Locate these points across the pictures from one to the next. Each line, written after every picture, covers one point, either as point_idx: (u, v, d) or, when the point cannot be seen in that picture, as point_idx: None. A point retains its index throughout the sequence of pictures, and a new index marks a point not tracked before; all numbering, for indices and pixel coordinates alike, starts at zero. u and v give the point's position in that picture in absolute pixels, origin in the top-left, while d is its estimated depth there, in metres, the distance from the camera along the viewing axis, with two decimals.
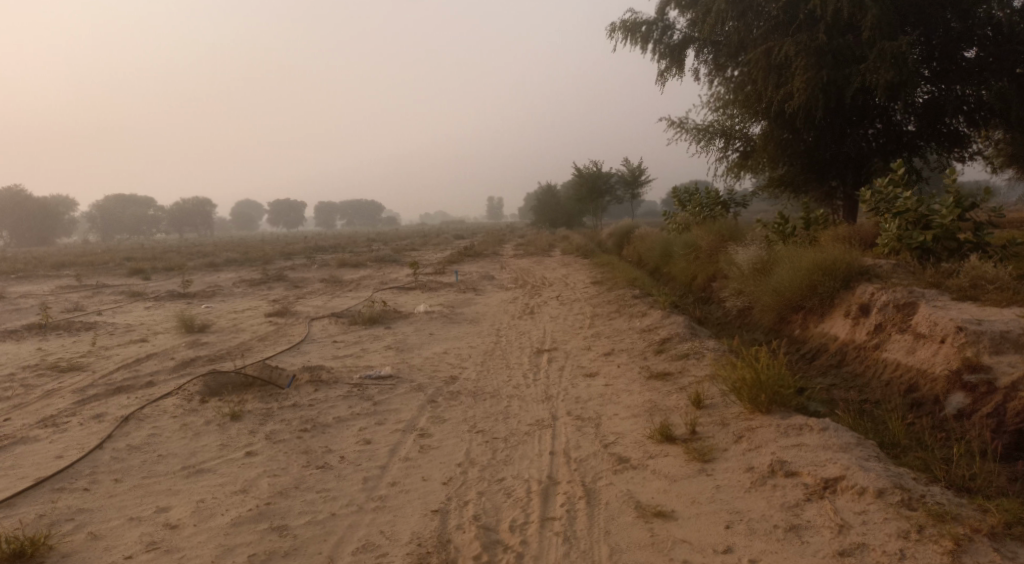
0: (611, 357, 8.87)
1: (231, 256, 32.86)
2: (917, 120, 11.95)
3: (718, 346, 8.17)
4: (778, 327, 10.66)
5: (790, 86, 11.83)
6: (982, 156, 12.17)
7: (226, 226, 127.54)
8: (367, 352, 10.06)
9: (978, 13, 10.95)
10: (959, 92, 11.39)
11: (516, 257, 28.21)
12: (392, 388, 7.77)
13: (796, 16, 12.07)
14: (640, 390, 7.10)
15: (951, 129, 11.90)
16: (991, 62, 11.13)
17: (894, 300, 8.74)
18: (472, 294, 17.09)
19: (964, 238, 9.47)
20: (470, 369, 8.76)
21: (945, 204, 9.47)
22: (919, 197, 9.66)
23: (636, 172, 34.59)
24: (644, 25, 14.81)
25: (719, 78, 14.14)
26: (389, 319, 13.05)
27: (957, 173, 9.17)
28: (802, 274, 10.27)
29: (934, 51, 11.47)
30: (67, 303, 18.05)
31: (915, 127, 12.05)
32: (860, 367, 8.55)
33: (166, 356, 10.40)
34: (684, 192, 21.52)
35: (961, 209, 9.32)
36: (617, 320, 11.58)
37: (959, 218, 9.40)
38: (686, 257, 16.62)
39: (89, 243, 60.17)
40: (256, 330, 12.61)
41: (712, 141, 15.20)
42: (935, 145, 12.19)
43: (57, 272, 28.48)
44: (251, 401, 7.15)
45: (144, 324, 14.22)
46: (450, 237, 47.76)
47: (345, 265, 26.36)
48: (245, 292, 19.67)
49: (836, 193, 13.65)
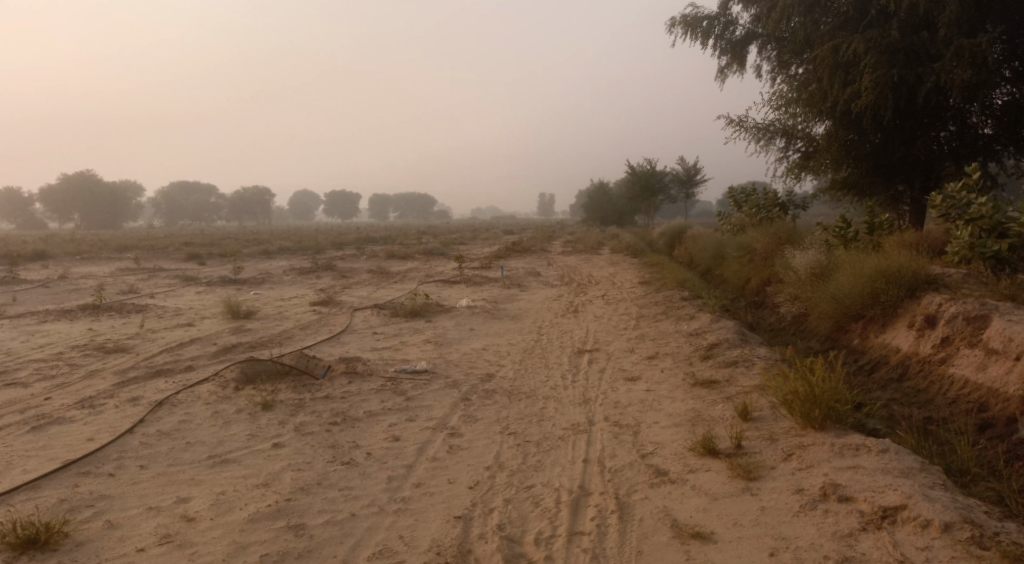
0: (655, 361, 8.51)
1: (284, 244, 33.38)
2: (994, 123, 11.21)
3: (769, 354, 7.75)
4: (835, 336, 10.13)
5: (857, 85, 11.21)
6: None
7: (283, 215, 130.45)
8: (405, 345, 9.92)
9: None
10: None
11: (564, 254, 27.88)
12: (426, 383, 7.59)
13: (867, 12, 11.43)
14: (684, 398, 6.75)
15: None
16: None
17: (963, 312, 8.18)
18: (517, 290, 16.86)
19: None
20: (508, 367, 8.52)
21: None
22: (996, 204, 9.01)
23: (691, 171, 33.87)
24: (705, 20, 14.29)
25: (782, 75, 13.52)
26: (431, 313, 12.91)
27: None
28: (863, 281, 9.72)
29: (1016, 50, 10.73)
30: (123, 285, 18.54)
31: (991, 131, 11.31)
32: (922, 382, 8.03)
33: (210, 341, 10.47)
34: (741, 193, 20.84)
35: None
36: (664, 322, 11.20)
37: None
38: (739, 259, 16.06)
39: (153, 228, 62.15)
40: (299, 319, 12.63)
41: (772, 141, 14.60)
42: (1014, 150, 11.39)
43: (119, 255, 29.42)
44: (284, 391, 7.05)
45: (193, 308, 14.43)
46: (498, 233, 47.66)
47: (393, 257, 26.46)
48: (293, 280, 19.87)
49: (903, 198, 12.93)
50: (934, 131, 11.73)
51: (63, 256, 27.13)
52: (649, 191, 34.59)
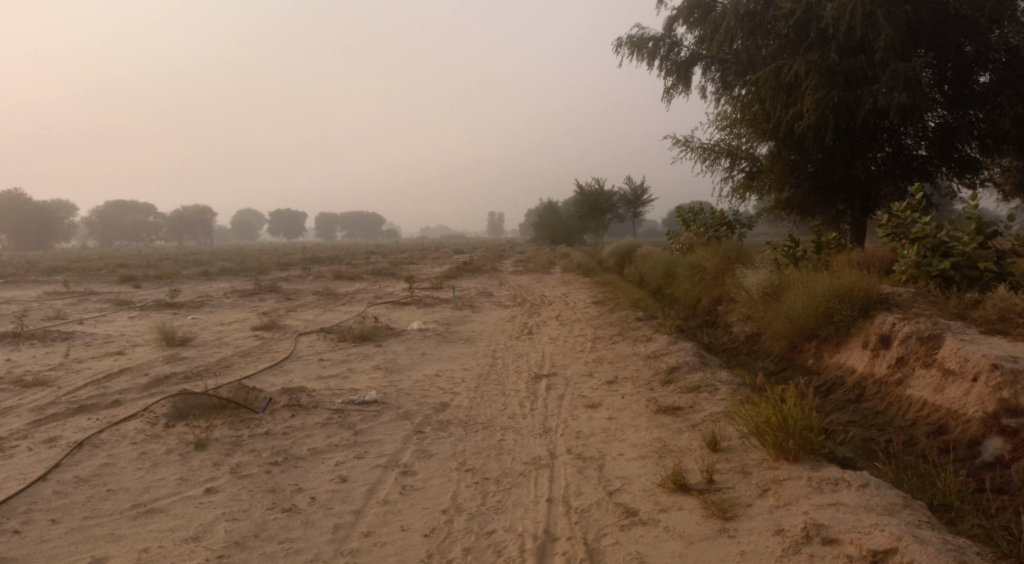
0: (615, 386, 8.23)
1: (225, 265, 32.22)
2: (928, 145, 11.42)
3: (731, 378, 7.55)
4: (789, 356, 10.04)
5: (799, 106, 11.26)
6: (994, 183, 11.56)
7: (226, 235, 127.23)
8: (353, 373, 9.42)
9: (992, 37, 10.41)
10: (975, 117, 10.82)
11: (515, 273, 27.62)
12: (376, 415, 7.13)
13: (807, 35, 11.52)
14: (648, 426, 6.46)
15: (962, 154, 11.30)
16: (1009, 87, 10.52)
17: (917, 332, 8.15)
18: (469, 311, 16.47)
19: (986, 268, 8.82)
20: (462, 396, 8.11)
21: (966, 230, 8.94)
22: (938, 223, 9.07)
23: (638, 191, 34.11)
24: (651, 41, 14.30)
25: (726, 96, 13.53)
26: (380, 337, 12.41)
27: (979, 197, 8.64)
28: (816, 301, 9.65)
29: (946, 75, 10.91)
30: (49, 311, 17.42)
31: (926, 152, 11.56)
32: (880, 404, 7.97)
33: (141, 372, 9.76)
34: (688, 211, 20.96)
35: (983, 236, 8.80)
36: (620, 344, 10.97)
37: (981, 246, 8.86)
38: (690, 278, 16.02)
39: (88, 250, 59.59)
40: (240, 345, 11.97)
41: (717, 161, 14.60)
42: (947, 170, 11.64)
43: (48, 277, 27.90)
44: (220, 428, 6.50)
45: (124, 335, 13.57)
46: (448, 253, 47.24)
47: (340, 278, 25.74)
48: (235, 303, 19.04)
49: (844, 217, 13.10)
50: (872, 152, 11.87)
51: None
52: (598, 211, 34.71)
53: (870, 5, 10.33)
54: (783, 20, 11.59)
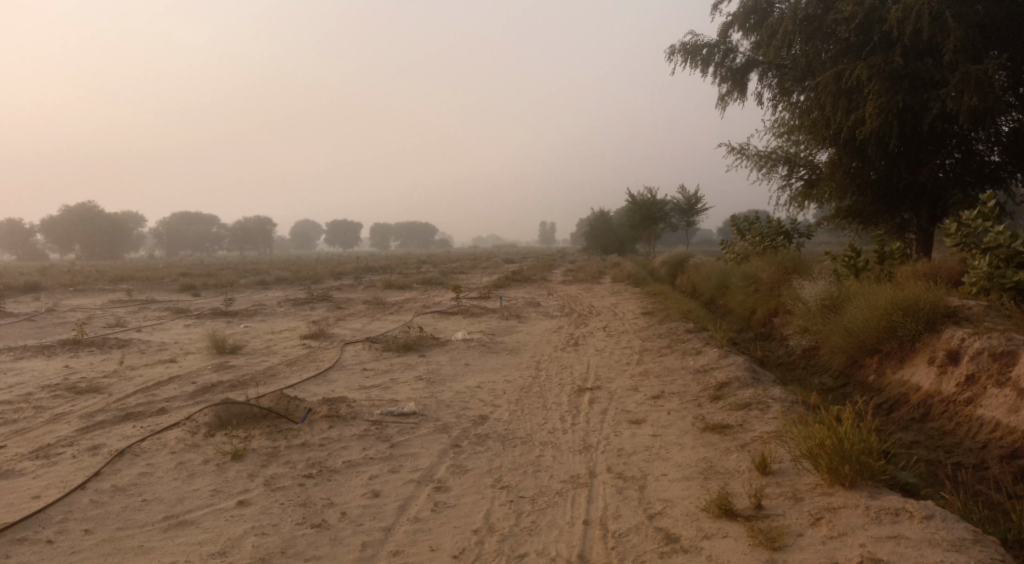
0: (661, 402, 7.92)
1: (280, 274, 32.89)
2: (1001, 150, 10.74)
3: (784, 396, 7.17)
4: (849, 372, 9.54)
5: (860, 112, 10.78)
6: None
7: (284, 244, 130.50)
8: (395, 383, 9.36)
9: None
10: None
11: (564, 283, 27.38)
12: (413, 427, 7.01)
13: (870, 38, 11.01)
14: (694, 445, 6.17)
15: None
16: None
17: (989, 348, 7.64)
18: (515, 321, 16.32)
19: None
20: (502, 409, 7.93)
21: None
22: (1012, 232, 8.51)
23: (692, 200, 33.45)
24: (705, 48, 13.94)
25: (783, 103, 13.04)
26: (425, 347, 12.34)
27: None
28: (879, 314, 9.14)
29: (1021, 77, 10.23)
30: (111, 318, 17.99)
31: (999, 157, 10.85)
32: (948, 424, 7.50)
33: (189, 380, 9.89)
34: (743, 220, 20.37)
35: None
36: (668, 357, 10.64)
37: None
38: (744, 289, 15.52)
39: (156, 259, 61.82)
40: (287, 354, 12.06)
41: (774, 169, 14.11)
42: (1021, 177, 10.95)
43: (113, 286, 28.96)
44: (257, 438, 6.48)
45: (178, 342, 13.86)
46: (499, 263, 47.27)
47: (391, 287, 25.92)
48: (287, 312, 19.31)
49: (909, 226, 12.46)
50: (939, 159, 11.28)
51: (54, 287, 26.65)
52: (651, 220, 34.19)
53: (937, 5, 9.81)
54: (843, 24, 11.13)
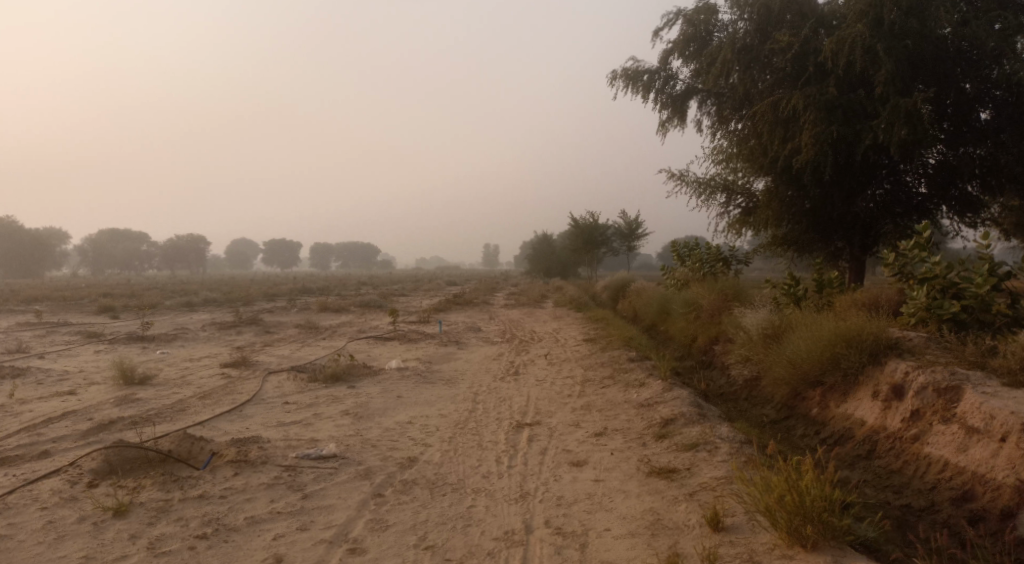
0: (603, 440, 7.42)
1: (210, 295, 31.37)
2: (928, 182, 10.75)
3: (732, 435, 6.75)
4: (792, 404, 9.22)
5: (796, 141, 10.65)
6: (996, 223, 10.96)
7: (219, 263, 126.73)
8: (318, 419, 8.59)
9: (992, 74, 9.87)
10: (976, 154, 10.20)
11: (506, 307, 26.85)
12: (332, 473, 6.29)
13: (805, 69, 10.93)
14: (639, 493, 5.67)
15: (961, 192, 10.72)
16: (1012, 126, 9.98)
17: (933, 383, 7.42)
18: (453, 348, 15.67)
19: (1001, 312, 8.10)
20: (433, 449, 7.28)
21: (978, 271, 8.16)
22: (948, 262, 8.35)
23: (632, 225, 33.40)
24: (646, 74, 13.76)
25: (722, 131, 12.89)
26: (355, 377, 11.56)
27: (991, 235, 7.91)
28: (822, 345, 8.87)
29: (944, 111, 10.20)
30: (12, 343, 16.49)
31: (926, 190, 10.91)
32: (895, 462, 7.23)
33: (84, 416, 8.87)
34: (683, 245, 20.23)
35: (997, 278, 8.00)
36: (611, 388, 10.17)
37: (994, 288, 8.09)
38: (684, 315, 15.28)
39: (81, 278, 58.72)
40: (203, 385, 11.09)
41: (712, 196, 13.89)
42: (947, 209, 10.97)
43: (24, 307, 26.93)
44: (148, 490, 5.67)
45: (83, 371, 12.66)
46: (440, 285, 46.51)
47: (326, 310, 24.85)
48: (211, 337, 18.16)
49: (842, 255, 12.40)
50: (871, 189, 11.23)
51: None
52: (593, 244, 34.12)
53: (870, 39, 9.78)
54: (780, 54, 11.02)
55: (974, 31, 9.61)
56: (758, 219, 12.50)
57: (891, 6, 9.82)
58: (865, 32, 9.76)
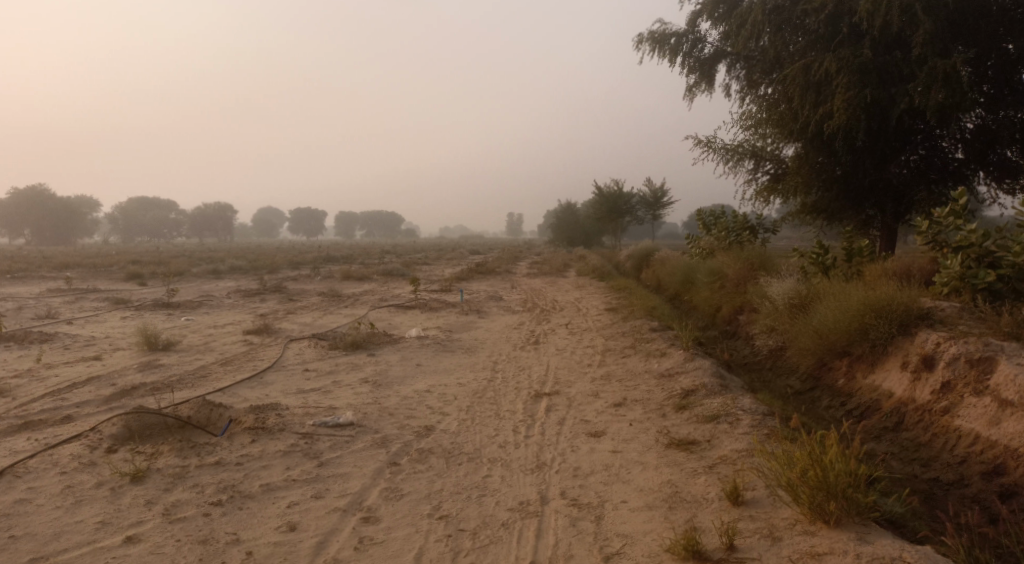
0: (623, 411, 7.31)
1: (236, 263, 31.57)
2: (965, 148, 10.33)
3: (755, 407, 6.60)
4: (817, 374, 9.02)
5: (828, 106, 10.27)
6: None
7: (245, 232, 128.07)
8: (336, 387, 8.58)
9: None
10: (1017, 118, 9.75)
11: (528, 276, 26.74)
12: (348, 441, 6.27)
13: (839, 31, 10.49)
14: (658, 465, 5.57)
15: (1000, 158, 10.24)
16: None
17: (965, 354, 7.17)
18: (475, 317, 15.61)
19: None
20: (450, 418, 7.23)
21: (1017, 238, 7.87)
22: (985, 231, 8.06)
23: (657, 194, 32.91)
24: (673, 37, 13.35)
25: (751, 95, 12.49)
26: (375, 346, 11.55)
27: None
28: (850, 316, 8.61)
29: (986, 74, 9.80)
30: (42, 309, 16.77)
31: (963, 155, 10.48)
32: (923, 435, 7.05)
33: (108, 381, 8.96)
34: (709, 214, 19.85)
35: None
36: (632, 358, 10.04)
37: None
38: (709, 285, 15.03)
39: (112, 246, 59.65)
40: (225, 352, 11.16)
41: (740, 163, 13.53)
42: (984, 175, 10.56)
43: (55, 273, 27.35)
44: (165, 456, 5.70)
45: (108, 337, 12.81)
46: (463, 254, 46.48)
47: (349, 278, 24.93)
48: (235, 304, 18.31)
49: (873, 223, 12.02)
50: (904, 155, 10.82)
51: None
52: (617, 213, 33.76)
53: None
54: (813, 16, 10.59)
55: None
56: (787, 186, 12.14)
57: None
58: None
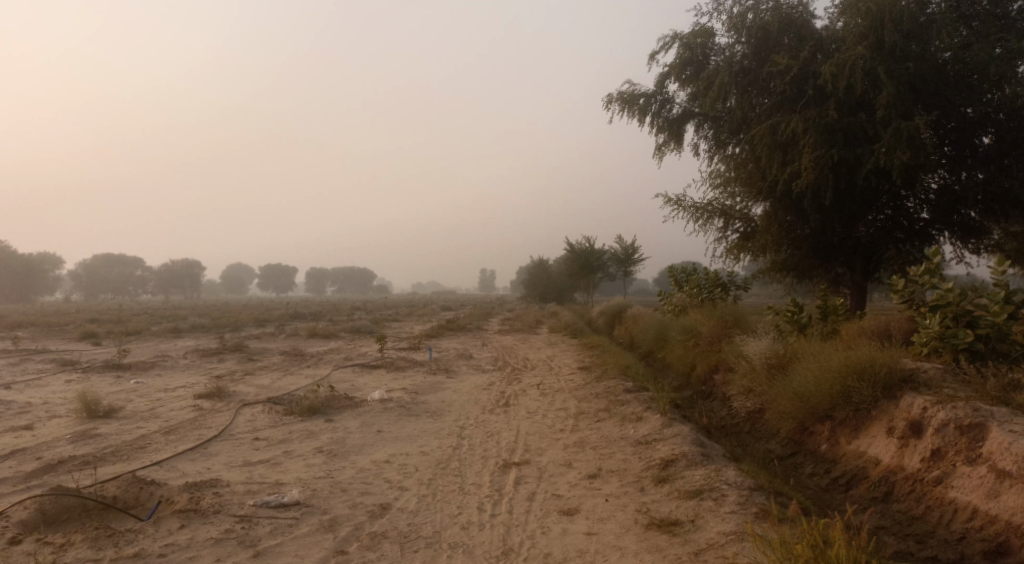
0: (597, 483, 6.74)
1: (199, 321, 30.52)
2: (930, 207, 10.17)
3: (740, 481, 6.08)
4: (799, 439, 8.53)
5: (795, 165, 10.09)
6: (1001, 250, 10.30)
7: (213, 288, 125.97)
8: (287, 459, 7.87)
9: (994, 97, 9.26)
10: (978, 179, 9.58)
11: (499, 332, 26.16)
12: (291, 525, 5.59)
13: (804, 91, 10.39)
14: (636, 553, 5.02)
15: (964, 218, 10.12)
16: (1016, 150, 9.38)
17: (955, 420, 6.74)
18: (442, 377, 14.97)
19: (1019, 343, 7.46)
20: (409, 494, 6.58)
21: (993, 297, 7.56)
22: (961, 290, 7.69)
23: (629, 250, 32.78)
24: (641, 97, 13.26)
25: (719, 155, 12.33)
26: (334, 411, 10.86)
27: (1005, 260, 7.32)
28: (830, 378, 8.17)
29: (946, 135, 9.64)
30: None
31: (930, 214, 10.32)
32: (917, 507, 6.55)
33: (33, 454, 8.14)
34: (681, 270, 19.60)
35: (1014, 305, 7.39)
36: (607, 422, 9.48)
37: (1011, 316, 7.46)
38: (682, 342, 14.62)
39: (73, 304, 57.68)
40: (171, 419, 10.35)
41: (710, 221, 13.30)
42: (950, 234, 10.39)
43: (5, 333, 26.08)
44: (76, 547, 5.03)
45: (46, 403, 11.90)
46: (433, 310, 45.83)
47: (314, 336, 24.12)
48: (191, 365, 17.41)
49: (843, 281, 11.74)
50: (871, 214, 10.61)
51: None
52: (589, 269, 33.51)
53: (870, 61, 9.26)
54: (778, 77, 10.50)
55: (974, 54, 9.10)
56: (756, 243, 11.81)
57: (891, 29, 9.25)
58: (865, 54, 9.25)
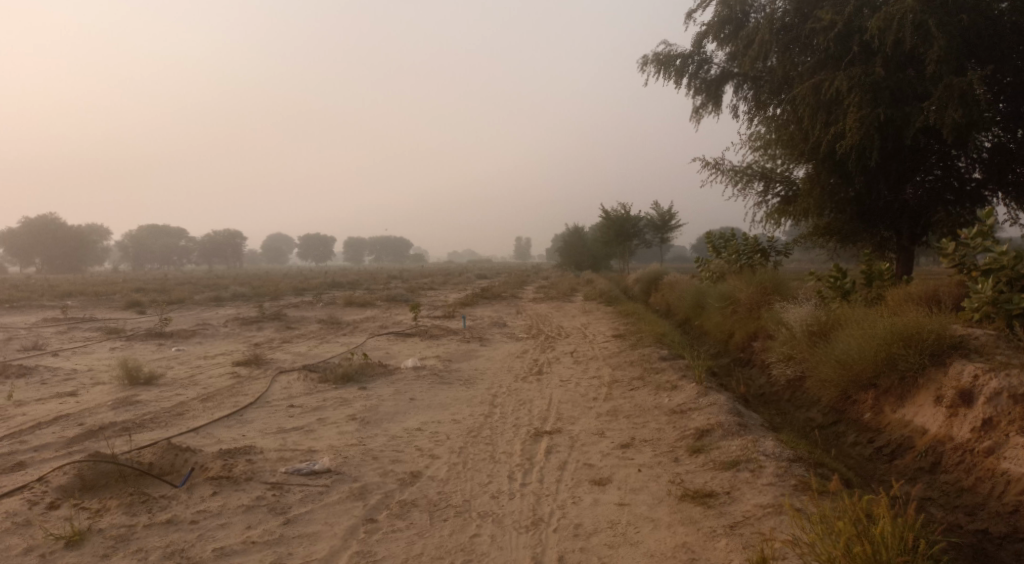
0: (630, 453, 6.61)
1: (241, 290, 31.01)
2: (984, 166, 9.65)
3: (778, 451, 5.89)
4: (841, 408, 8.25)
5: (840, 125, 9.63)
6: None
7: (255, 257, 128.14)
8: (320, 426, 7.90)
9: None
10: None
11: (534, 300, 26.04)
12: (322, 493, 5.59)
13: (850, 48, 9.87)
14: (668, 525, 4.90)
15: None
16: None
17: (1008, 389, 6.43)
18: (476, 345, 14.93)
19: None
20: (440, 462, 6.54)
21: None
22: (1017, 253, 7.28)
23: (666, 216, 32.22)
24: (678, 58, 12.80)
25: (759, 116, 11.87)
26: (368, 378, 10.89)
27: None
28: (874, 346, 7.85)
29: (1003, 89, 9.10)
30: (31, 339, 16.21)
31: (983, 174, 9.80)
32: (966, 479, 6.28)
33: (76, 420, 8.32)
34: (719, 236, 19.16)
35: None
36: (641, 391, 9.32)
37: None
38: (720, 310, 14.31)
39: (121, 274, 59.14)
40: (209, 386, 10.50)
41: (749, 185, 12.88)
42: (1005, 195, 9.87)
43: (56, 302, 26.82)
44: (111, 512, 5.13)
45: (90, 371, 12.17)
46: (469, 279, 45.92)
47: (351, 305, 24.32)
48: (230, 333, 17.68)
49: (889, 245, 11.28)
50: (920, 174, 10.11)
51: None
52: (625, 236, 33.07)
53: (922, 14, 8.72)
54: (822, 34, 9.98)
55: None
56: (798, 207, 11.39)
57: None
58: (916, 6, 8.71)
